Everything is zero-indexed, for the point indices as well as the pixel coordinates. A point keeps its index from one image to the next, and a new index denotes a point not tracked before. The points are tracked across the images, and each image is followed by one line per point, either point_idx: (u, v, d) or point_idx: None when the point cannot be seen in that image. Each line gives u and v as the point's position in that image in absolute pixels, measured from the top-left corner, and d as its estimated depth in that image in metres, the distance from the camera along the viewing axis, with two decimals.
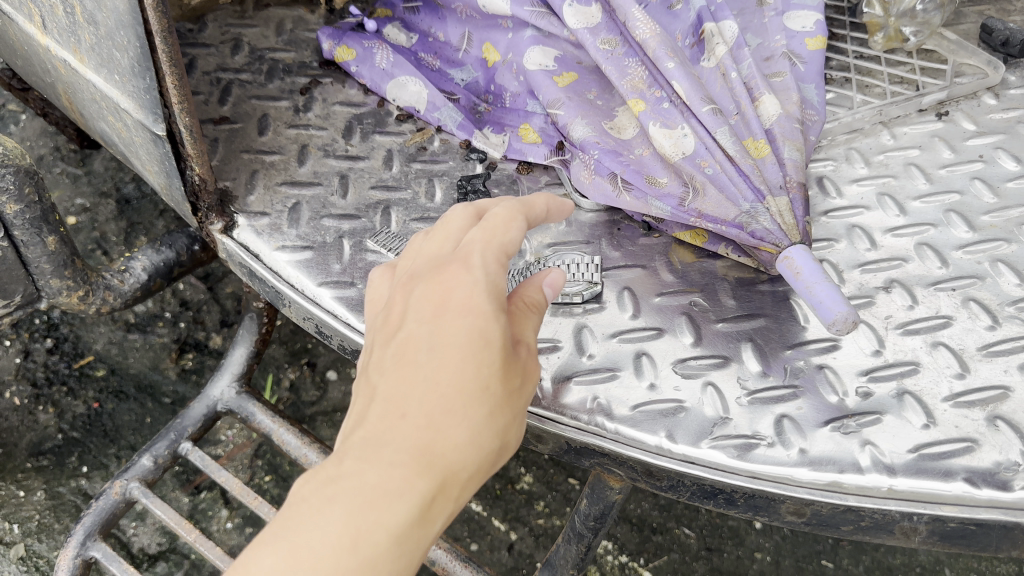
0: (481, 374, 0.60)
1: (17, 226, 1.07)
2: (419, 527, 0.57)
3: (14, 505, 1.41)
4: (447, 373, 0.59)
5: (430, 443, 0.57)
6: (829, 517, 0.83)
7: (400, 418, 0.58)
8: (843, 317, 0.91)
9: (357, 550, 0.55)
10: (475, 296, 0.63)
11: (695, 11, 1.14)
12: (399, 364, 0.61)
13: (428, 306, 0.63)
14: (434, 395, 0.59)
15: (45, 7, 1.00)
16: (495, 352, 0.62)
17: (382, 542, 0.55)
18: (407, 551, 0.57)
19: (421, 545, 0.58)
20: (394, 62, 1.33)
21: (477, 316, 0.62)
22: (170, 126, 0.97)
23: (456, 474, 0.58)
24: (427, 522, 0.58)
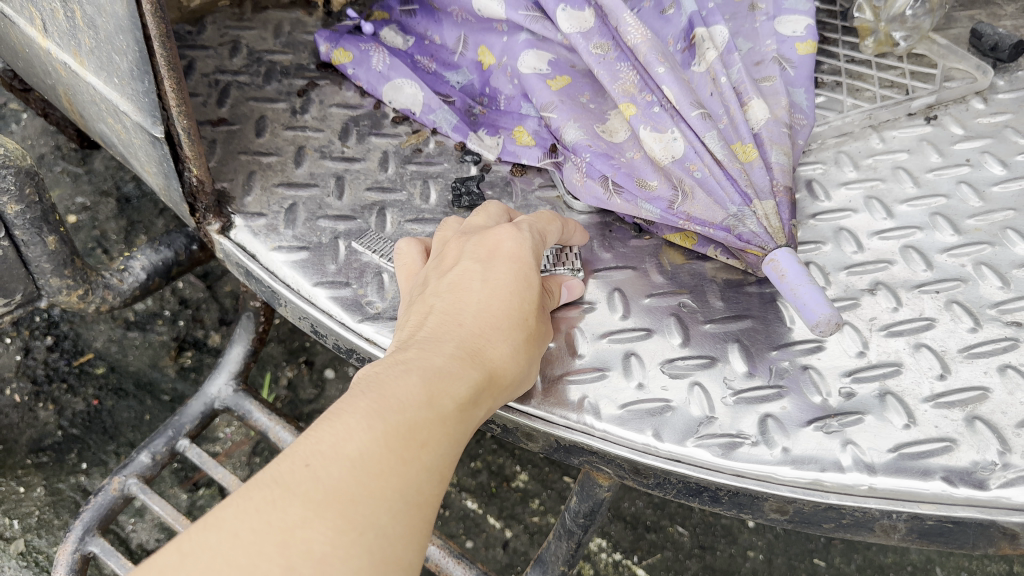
0: (530, 300, 0.84)
1: (18, 226, 1.09)
2: (464, 409, 0.71)
3: (14, 501, 1.43)
4: (509, 294, 0.82)
5: (492, 340, 0.78)
6: (810, 514, 0.85)
7: (458, 325, 0.78)
8: (826, 318, 0.93)
9: (428, 413, 0.67)
10: (522, 246, 0.88)
11: (687, 16, 1.16)
12: (454, 289, 0.83)
13: (481, 250, 0.87)
14: (496, 311, 0.80)
15: (46, 11, 1.02)
16: (534, 290, 0.85)
17: (443, 411, 0.69)
18: (457, 426, 0.70)
19: (463, 428, 0.71)
20: (390, 65, 1.34)
21: (520, 260, 0.86)
22: (168, 129, 0.99)
23: (507, 367, 0.79)
24: (471, 406, 0.72)
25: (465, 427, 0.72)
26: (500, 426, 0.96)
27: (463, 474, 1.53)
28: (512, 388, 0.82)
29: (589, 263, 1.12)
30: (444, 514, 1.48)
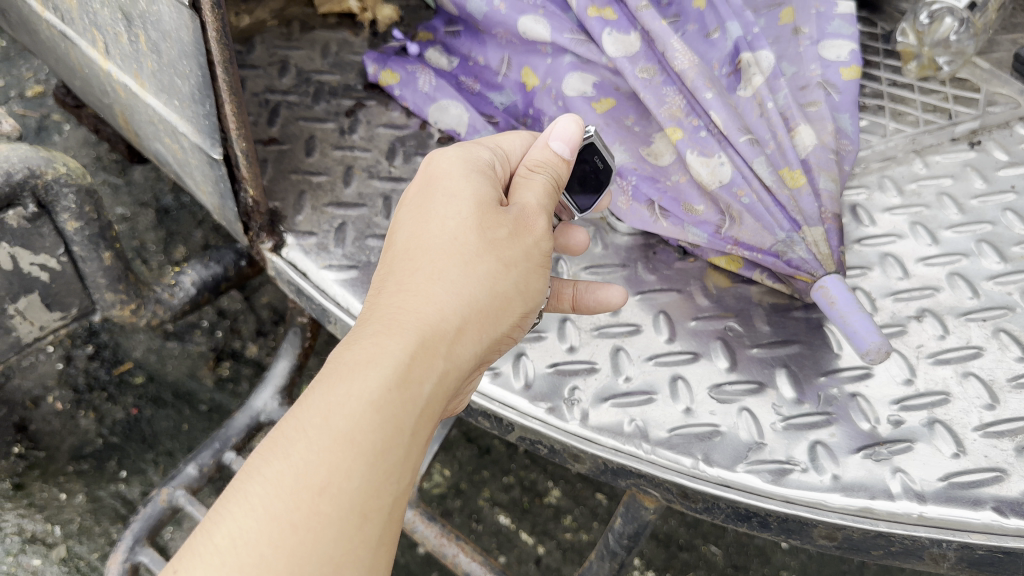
0: (472, 219, 0.76)
1: (76, 242, 1.11)
2: (388, 389, 0.65)
3: (56, 507, 1.37)
4: (436, 235, 0.76)
5: (422, 300, 0.71)
6: (860, 542, 0.86)
7: (382, 295, 0.74)
8: (877, 347, 0.94)
9: (329, 433, 0.62)
10: (444, 171, 0.81)
11: (732, 41, 1.17)
12: (388, 256, 0.78)
13: (409, 202, 0.81)
14: (428, 256, 0.74)
15: (110, 34, 1.04)
16: (475, 202, 0.77)
17: (351, 412, 0.63)
18: (380, 411, 0.64)
19: (395, 407, 0.64)
20: (436, 86, 1.36)
21: (442, 192, 0.79)
22: (227, 150, 1.02)
23: (452, 320, 0.71)
24: (396, 382, 0.65)
25: (397, 405, 0.65)
26: (547, 448, 0.97)
27: (497, 489, 1.53)
28: (489, 325, 0.75)
29: (634, 286, 1.13)
30: (478, 528, 1.48)
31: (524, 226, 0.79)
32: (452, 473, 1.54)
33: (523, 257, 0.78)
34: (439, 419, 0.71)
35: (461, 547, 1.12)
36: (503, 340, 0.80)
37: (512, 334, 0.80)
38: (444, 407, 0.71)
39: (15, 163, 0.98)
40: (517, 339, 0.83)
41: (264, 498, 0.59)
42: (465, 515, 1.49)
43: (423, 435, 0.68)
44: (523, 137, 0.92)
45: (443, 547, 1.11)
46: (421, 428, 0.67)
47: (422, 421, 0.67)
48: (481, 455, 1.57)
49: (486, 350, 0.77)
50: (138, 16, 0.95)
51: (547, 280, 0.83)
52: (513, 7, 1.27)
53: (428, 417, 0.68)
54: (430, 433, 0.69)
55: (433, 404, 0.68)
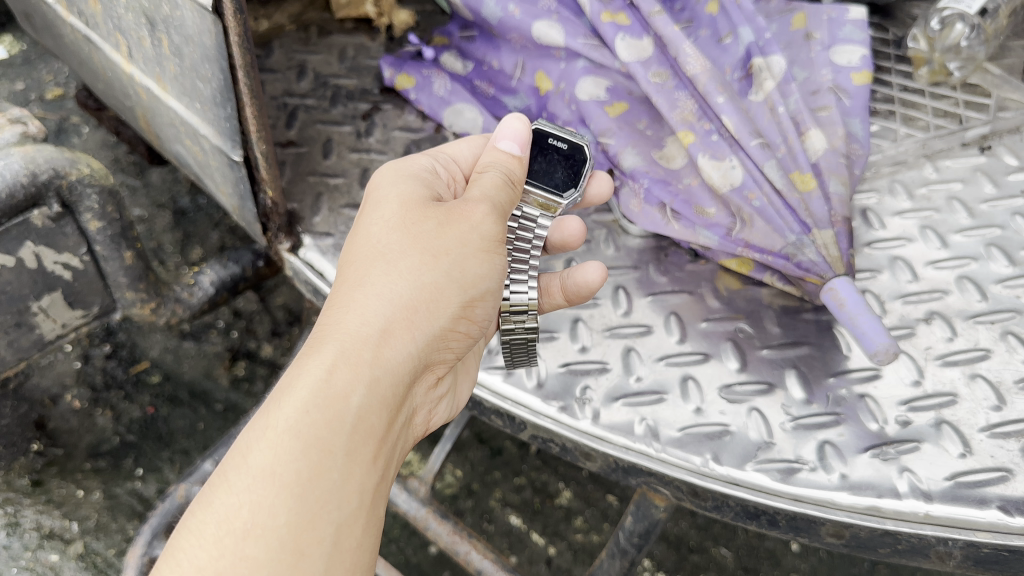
0: (395, 225, 0.80)
1: (99, 242, 1.13)
2: (308, 407, 0.65)
3: (74, 504, 1.39)
4: (363, 249, 0.79)
5: (346, 311, 0.73)
6: (867, 540, 0.87)
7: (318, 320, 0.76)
8: (885, 348, 0.96)
9: (252, 472, 0.62)
10: (377, 195, 0.85)
11: (744, 46, 1.18)
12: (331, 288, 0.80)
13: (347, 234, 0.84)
14: (355, 269, 0.77)
15: (133, 39, 1.07)
16: (401, 205, 0.82)
17: (274, 440, 0.63)
18: (304, 429, 0.64)
19: (319, 422, 0.65)
20: (451, 90, 1.39)
21: (371, 215, 0.82)
22: (247, 153, 1.04)
23: (376, 326, 0.72)
24: (316, 395, 0.66)
25: (323, 422, 0.65)
26: (559, 446, 0.99)
27: (508, 490, 1.54)
28: (424, 321, 0.76)
29: (645, 287, 1.14)
30: (489, 528, 1.49)
31: (456, 214, 0.81)
32: (464, 474, 1.56)
33: (457, 245, 0.79)
34: (387, 425, 0.71)
35: (473, 544, 1.13)
36: (454, 335, 0.81)
37: (462, 325, 0.81)
38: (387, 413, 0.71)
39: (41, 163, 0.99)
40: (473, 329, 0.84)
41: (196, 557, 0.59)
42: (477, 515, 1.51)
43: (364, 447, 0.67)
44: (471, 143, 1.02)
45: (455, 544, 1.13)
46: (357, 438, 0.67)
47: (358, 430, 0.67)
48: (493, 455, 1.59)
49: (432, 347, 0.78)
50: (161, 21, 0.97)
51: (499, 260, 0.84)
52: (528, 12, 1.29)
53: (365, 427, 0.68)
54: (376, 442, 0.69)
55: (367, 412, 0.68)
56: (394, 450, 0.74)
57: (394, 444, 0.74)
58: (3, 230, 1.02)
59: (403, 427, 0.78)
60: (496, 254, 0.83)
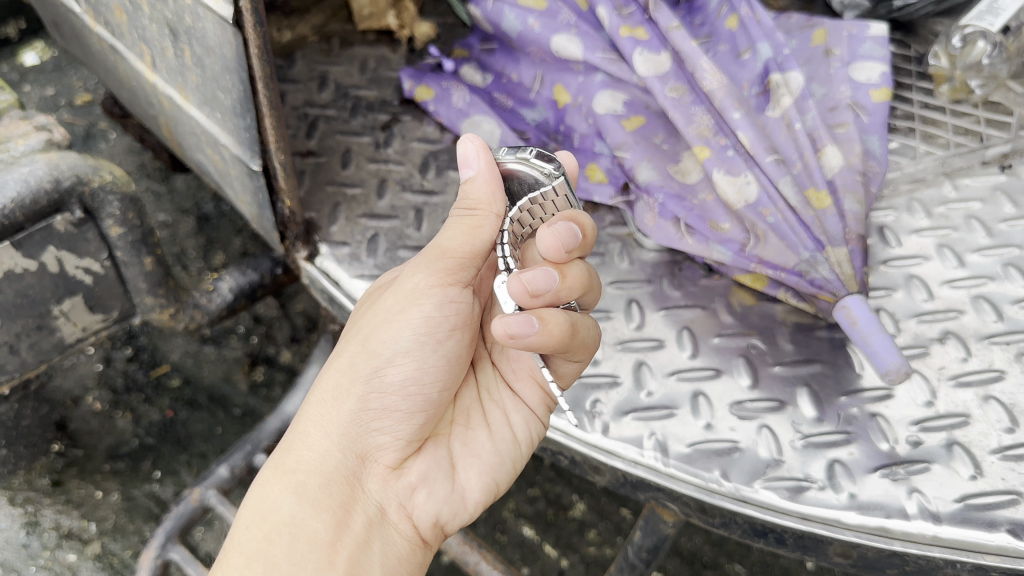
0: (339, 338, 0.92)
1: (120, 248, 1.15)
2: (248, 529, 0.78)
3: (92, 505, 1.41)
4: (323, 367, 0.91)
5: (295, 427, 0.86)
6: (875, 561, 0.86)
7: None
8: (897, 367, 0.96)
9: None
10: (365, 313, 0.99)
11: (763, 62, 1.20)
12: None
13: None
14: None
15: (157, 49, 1.09)
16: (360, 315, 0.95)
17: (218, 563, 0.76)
18: (236, 547, 0.76)
19: (254, 538, 0.76)
20: (469, 102, 1.40)
21: None
22: (265, 162, 1.05)
23: (302, 437, 0.83)
24: (249, 516, 0.78)
25: (260, 538, 0.76)
26: (568, 459, 0.99)
27: (521, 500, 1.53)
28: (339, 409, 0.83)
29: (658, 301, 1.14)
30: (502, 539, 1.48)
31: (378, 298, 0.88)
32: None
33: (370, 324, 0.86)
34: (331, 524, 0.78)
35: (482, 555, 1.13)
36: (382, 412, 0.83)
37: (380, 395, 0.83)
38: (327, 512, 0.78)
39: (64, 170, 1.02)
40: (406, 397, 0.84)
41: None
42: (490, 525, 1.50)
43: (308, 555, 0.75)
44: None
45: (465, 555, 1.13)
46: (296, 547, 0.75)
47: (295, 538, 0.76)
48: None
49: (361, 433, 0.83)
50: (183, 32, 0.99)
51: (423, 306, 0.83)
52: (547, 26, 1.30)
53: (302, 533, 0.76)
54: (323, 544, 0.76)
55: (301, 518, 0.77)
56: (361, 545, 0.79)
57: (354, 538, 0.79)
58: (26, 234, 1.04)
59: (375, 518, 0.81)
60: (417, 300, 0.83)
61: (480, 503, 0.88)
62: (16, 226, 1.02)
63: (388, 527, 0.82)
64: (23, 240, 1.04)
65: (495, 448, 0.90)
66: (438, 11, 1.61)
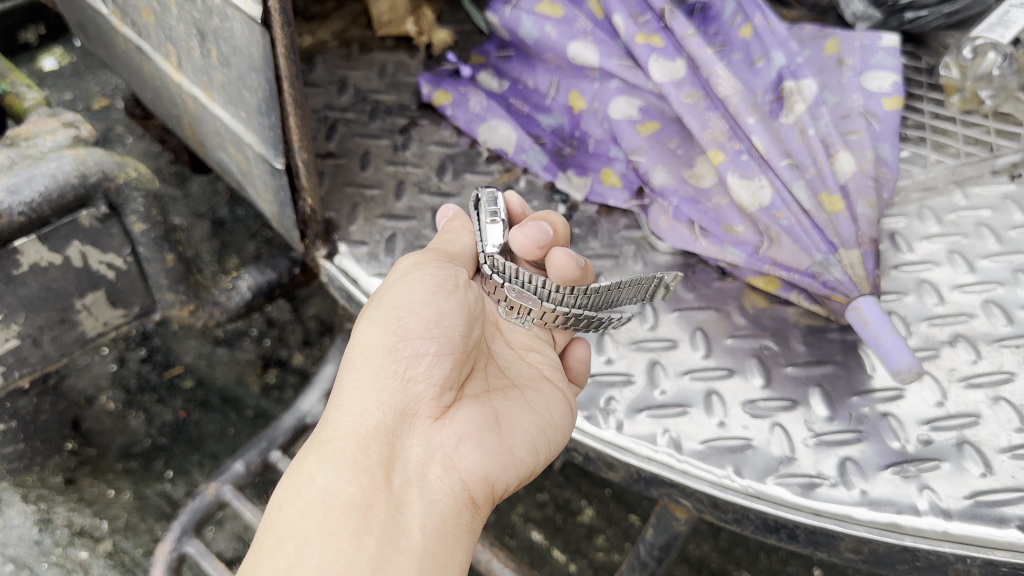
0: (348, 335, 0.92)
1: (143, 243, 1.17)
2: (280, 500, 0.73)
3: (104, 503, 1.41)
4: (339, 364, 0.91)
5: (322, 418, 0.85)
6: (886, 556, 0.87)
7: None
8: (908, 367, 0.97)
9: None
10: None
11: (777, 70, 1.22)
12: None
13: None
14: None
15: (184, 48, 1.11)
16: None
17: (251, 545, 0.70)
18: (272, 521, 0.71)
19: (290, 510, 0.71)
20: (486, 107, 1.42)
21: None
22: (288, 161, 1.07)
23: (331, 408, 0.82)
24: (282, 494, 0.73)
25: (295, 510, 0.71)
26: (582, 455, 1.00)
27: (530, 506, 1.52)
28: (366, 365, 0.83)
29: (672, 303, 1.16)
30: (511, 543, 1.46)
31: (384, 284, 0.92)
32: None
33: (382, 298, 0.89)
34: (369, 486, 0.74)
35: (494, 553, 1.12)
36: (411, 359, 0.83)
37: (407, 341, 0.84)
38: (365, 475, 0.75)
39: (91, 166, 1.04)
40: (431, 338, 0.84)
41: None
42: (499, 529, 1.48)
43: (343, 524, 0.70)
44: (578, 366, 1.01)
45: (477, 552, 1.12)
46: (332, 514, 0.71)
47: (330, 506, 0.71)
48: None
49: (393, 388, 0.82)
50: (211, 32, 1.01)
51: (428, 269, 0.90)
52: (564, 33, 1.32)
53: (337, 499, 0.72)
54: (360, 508, 0.72)
55: (338, 483, 0.73)
56: (402, 505, 0.75)
57: (396, 497, 0.75)
58: (52, 228, 1.06)
59: (414, 478, 0.78)
60: (421, 268, 0.91)
61: (526, 466, 0.86)
62: (42, 220, 1.03)
63: (430, 487, 0.79)
64: (49, 233, 1.07)
65: (536, 419, 0.90)
66: (455, 19, 1.65)
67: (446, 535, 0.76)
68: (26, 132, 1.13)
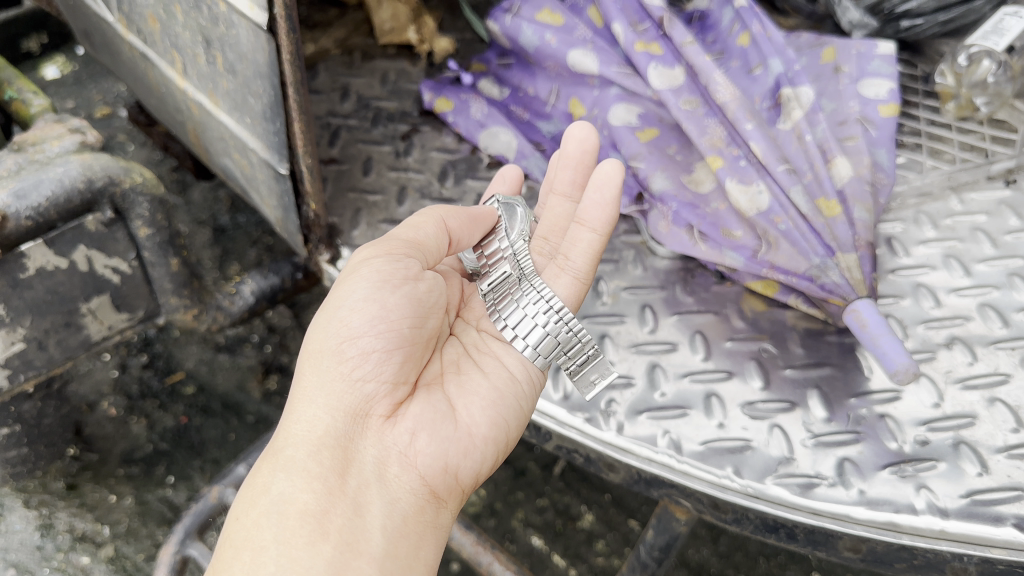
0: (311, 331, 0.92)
1: (147, 249, 1.19)
2: (237, 515, 0.75)
3: (106, 508, 1.41)
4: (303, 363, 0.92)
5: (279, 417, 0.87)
6: (883, 554, 0.88)
7: None
8: (905, 368, 0.99)
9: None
10: None
11: (774, 77, 1.24)
12: None
13: None
14: None
15: (189, 55, 1.13)
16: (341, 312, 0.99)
17: (213, 563, 0.72)
18: (228, 540, 0.73)
19: (245, 525, 0.73)
20: (487, 114, 1.44)
21: None
22: (292, 166, 1.09)
23: (284, 418, 0.83)
24: (240, 505, 0.76)
25: (250, 524, 0.73)
26: (583, 456, 1.01)
27: (530, 511, 1.52)
28: (317, 373, 0.84)
29: (671, 306, 1.17)
30: (511, 548, 1.47)
31: (337, 282, 0.91)
32: (488, 493, 1.55)
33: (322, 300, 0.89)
34: (322, 492, 0.76)
35: (496, 555, 1.12)
36: (359, 361, 0.83)
37: (353, 341, 0.83)
38: (318, 481, 0.76)
39: (97, 171, 1.06)
40: (379, 337, 0.84)
41: None
42: (499, 533, 1.49)
43: (299, 531, 0.72)
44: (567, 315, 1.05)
45: (478, 555, 1.12)
46: (287, 523, 0.72)
47: (286, 515, 0.73)
48: (516, 476, 1.57)
49: (343, 390, 0.82)
50: (217, 39, 1.03)
51: (373, 263, 0.87)
52: (564, 41, 1.34)
53: (292, 507, 0.74)
54: (315, 514, 0.74)
55: (291, 493, 0.75)
56: (358, 507, 0.76)
57: (350, 501, 0.76)
58: (58, 232, 1.07)
59: (369, 478, 0.79)
60: (366, 262, 0.88)
61: (490, 441, 0.86)
62: (50, 224, 1.04)
63: (387, 485, 0.80)
64: (55, 238, 1.08)
65: (492, 385, 0.91)
66: (455, 28, 1.67)
67: (408, 533, 0.78)
68: (32, 138, 1.14)
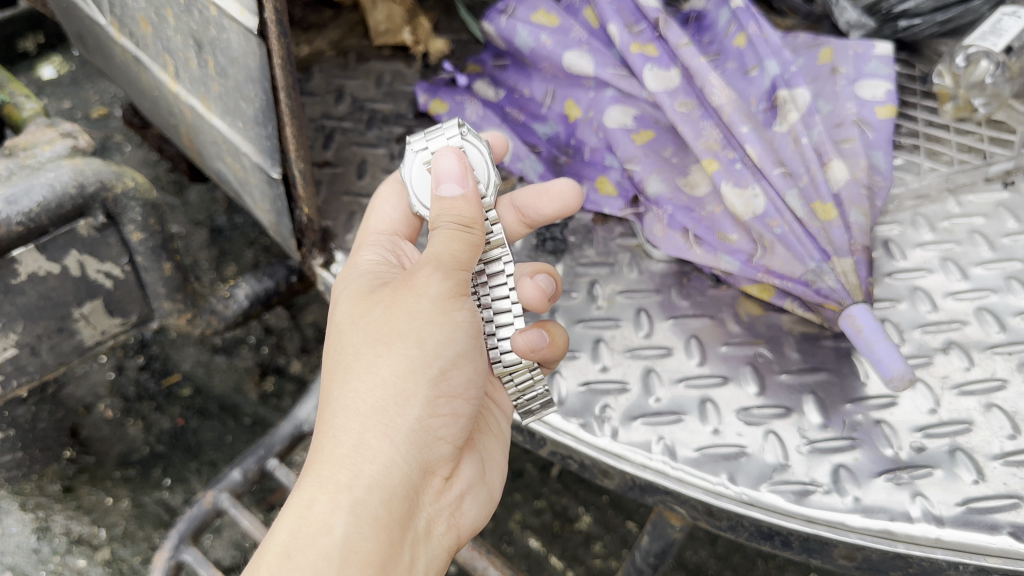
0: (345, 331, 0.82)
1: (140, 253, 1.18)
2: (291, 550, 0.70)
3: (102, 511, 1.41)
4: (329, 368, 0.82)
5: (323, 418, 0.78)
6: (879, 563, 0.88)
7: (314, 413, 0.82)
8: (901, 373, 0.98)
9: None
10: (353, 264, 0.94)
11: (770, 78, 1.23)
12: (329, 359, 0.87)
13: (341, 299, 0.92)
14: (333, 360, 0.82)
15: (181, 59, 1.12)
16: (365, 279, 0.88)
17: None
18: None
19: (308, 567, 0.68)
20: (482, 116, 1.42)
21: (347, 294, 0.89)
22: (285, 171, 1.08)
23: (348, 442, 0.76)
24: (297, 539, 0.70)
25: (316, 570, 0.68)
26: (577, 463, 1.00)
27: (528, 512, 1.52)
28: (393, 412, 0.78)
29: (667, 310, 1.16)
30: (508, 550, 1.47)
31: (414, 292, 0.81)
32: None
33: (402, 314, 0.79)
34: (387, 547, 0.74)
35: (492, 560, 1.10)
36: (442, 419, 0.82)
37: (442, 398, 0.82)
38: (384, 533, 0.74)
39: (89, 175, 1.05)
40: (460, 403, 0.85)
41: None
42: (496, 536, 1.48)
43: None
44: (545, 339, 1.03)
45: (473, 560, 1.10)
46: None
47: (351, 564, 0.70)
48: (513, 478, 1.57)
49: (416, 442, 0.80)
50: (208, 43, 1.02)
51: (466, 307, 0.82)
52: (559, 42, 1.33)
53: (357, 557, 0.71)
54: (376, 566, 0.72)
55: (357, 541, 0.71)
56: (412, 564, 0.78)
57: (408, 558, 0.77)
58: (50, 237, 1.07)
59: (421, 533, 0.80)
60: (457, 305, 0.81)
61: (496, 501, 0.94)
62: (42, 229, 1.03)
63: (430, 540, 0.82)
64: (48, 242, 1.07)
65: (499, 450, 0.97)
66: (451, 29, 1.66)
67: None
68: (24, 142, 1.14)
